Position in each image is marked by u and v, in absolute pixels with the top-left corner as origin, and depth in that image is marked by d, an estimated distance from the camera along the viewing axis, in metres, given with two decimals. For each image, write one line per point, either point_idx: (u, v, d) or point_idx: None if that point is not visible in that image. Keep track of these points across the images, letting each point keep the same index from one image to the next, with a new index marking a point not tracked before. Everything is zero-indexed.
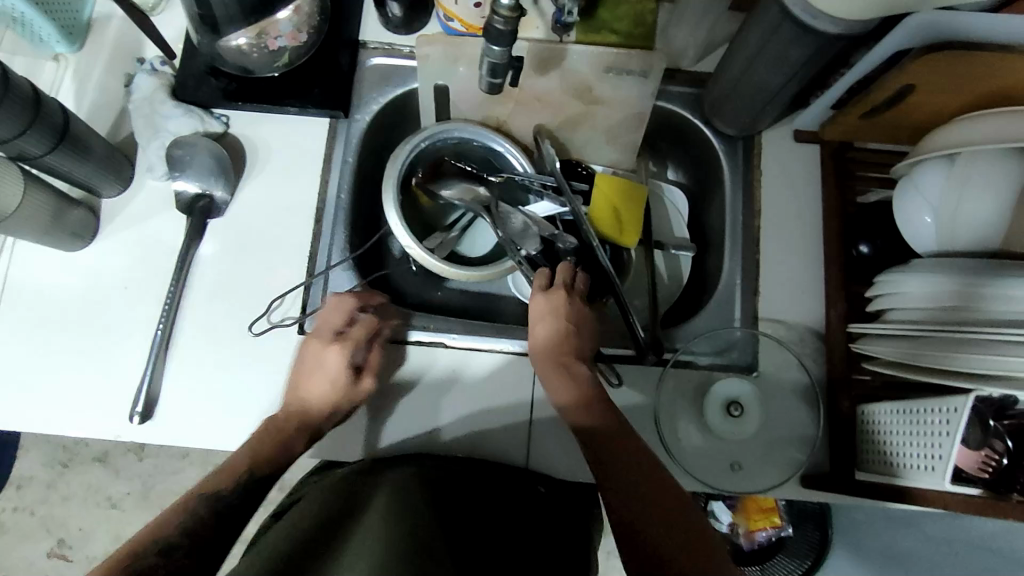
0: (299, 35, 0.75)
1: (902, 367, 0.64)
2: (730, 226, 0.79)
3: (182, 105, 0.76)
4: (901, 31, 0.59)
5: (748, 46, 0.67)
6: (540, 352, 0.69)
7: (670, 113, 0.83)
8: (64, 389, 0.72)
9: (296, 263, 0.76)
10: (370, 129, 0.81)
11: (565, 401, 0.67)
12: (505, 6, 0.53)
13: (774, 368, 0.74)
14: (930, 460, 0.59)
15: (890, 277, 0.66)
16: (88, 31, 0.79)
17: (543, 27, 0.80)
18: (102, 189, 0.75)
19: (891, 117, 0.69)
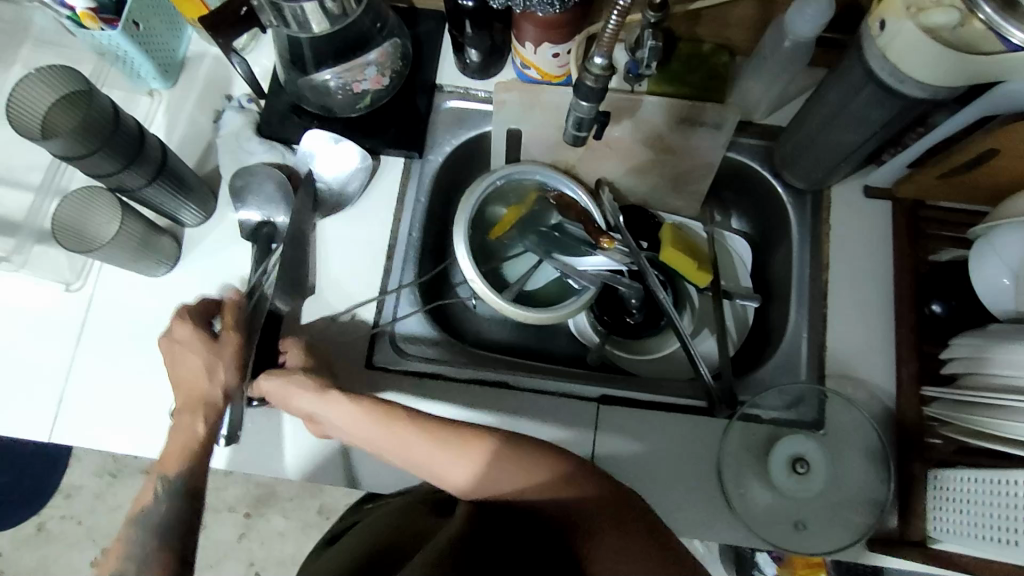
0: (382, 79, 0.78)
1: (980, 434, 0.63)
2: (797, 278, 0.79)
3: (265, 141, 0.80)
4: (990, 98, 0.60)
5: (827, 105, 0.67)
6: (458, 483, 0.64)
7: (739, 165, 0.84)
8: (141, 409, 0.74)
9: (366, 293, 0.78)
10: (442, 169, 0.83)
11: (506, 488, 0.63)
12: (598, 65, 0.54)
13: (841, 427, 0.73)
14: (1011, 533, 0.57)
15: (969, 341, 0.65)
16: (181, 68, 0.84)
17: (616, 76, 0.82)
18: (185, 218, 0.78)
19: (970, 179, 0.69)
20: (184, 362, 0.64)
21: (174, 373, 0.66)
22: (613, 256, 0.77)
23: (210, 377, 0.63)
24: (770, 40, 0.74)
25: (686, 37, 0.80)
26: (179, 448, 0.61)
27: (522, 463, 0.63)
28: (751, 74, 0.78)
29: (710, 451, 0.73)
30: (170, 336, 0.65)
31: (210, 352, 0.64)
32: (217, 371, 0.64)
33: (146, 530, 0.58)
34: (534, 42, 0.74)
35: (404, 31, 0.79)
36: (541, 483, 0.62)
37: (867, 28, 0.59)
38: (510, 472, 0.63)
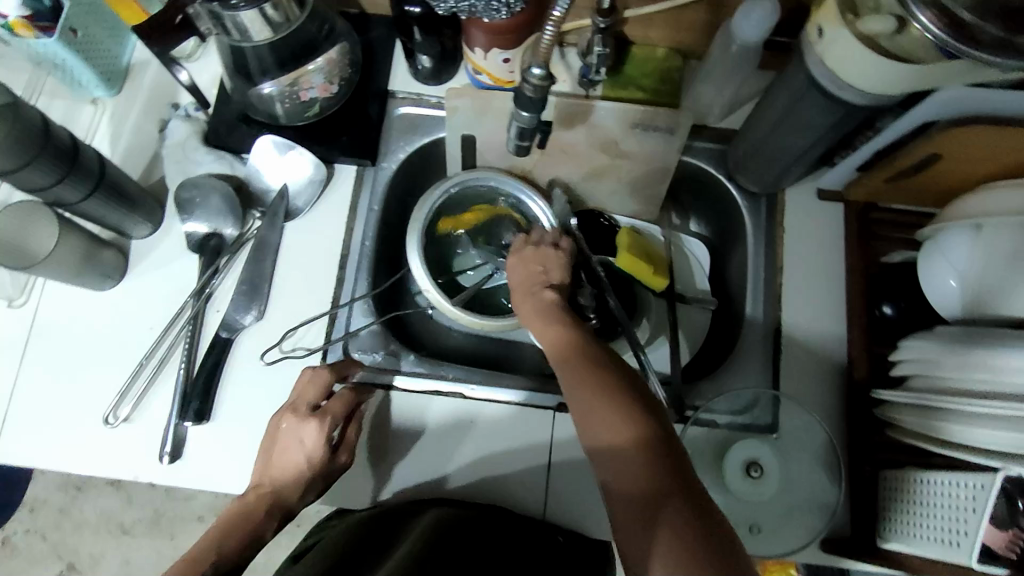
0: (329, 86, 0.77)
1: (925, 436, 0.63)
2: (752, 281, 0.79)
3: (212, 150, 0.78)
4: (929, 103, 0.60)
5: (775, 110, 0.67)
6: (531, 325, 0.64)
7: (695, 169, 0.84)
8: (86, 427, 0.72)
9: (319, 303, 0.77)
10: (395, 177, 0.82)
11: (592, 437, 0.51)
12: (537, 75, 0.53)
13: (794, 430, 0.73)
14: (955, 535, 0.57)
15: (915, 344, 0.66)
16: (126, 76, 0.82)
17: (570, 81, 0.81)
18: (132, 231, 0.76)
19: (917, 182, 0.70)
20: (287, 464, 0.62)
21: (262, 463, 0.63)
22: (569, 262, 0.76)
23: (302, 492, 0.62)
24: (720, 45, 0.74)
25: (638, 41, 0.80)
26: (240, 539, 0.54)
27: (610, 390, 0.52)
28: (703, 78, 0.78)
29: None
30: (300, 431, 0.63)
31: (315, 475, 0.63)
32: (309, 492, 0.63)
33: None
34: (483, 47, 0.73)
35: (353, 37, 0.78)
36: (619, 403, 0.51)
37: (807, 35, 0.59)
38: (608, 409, 0.51)
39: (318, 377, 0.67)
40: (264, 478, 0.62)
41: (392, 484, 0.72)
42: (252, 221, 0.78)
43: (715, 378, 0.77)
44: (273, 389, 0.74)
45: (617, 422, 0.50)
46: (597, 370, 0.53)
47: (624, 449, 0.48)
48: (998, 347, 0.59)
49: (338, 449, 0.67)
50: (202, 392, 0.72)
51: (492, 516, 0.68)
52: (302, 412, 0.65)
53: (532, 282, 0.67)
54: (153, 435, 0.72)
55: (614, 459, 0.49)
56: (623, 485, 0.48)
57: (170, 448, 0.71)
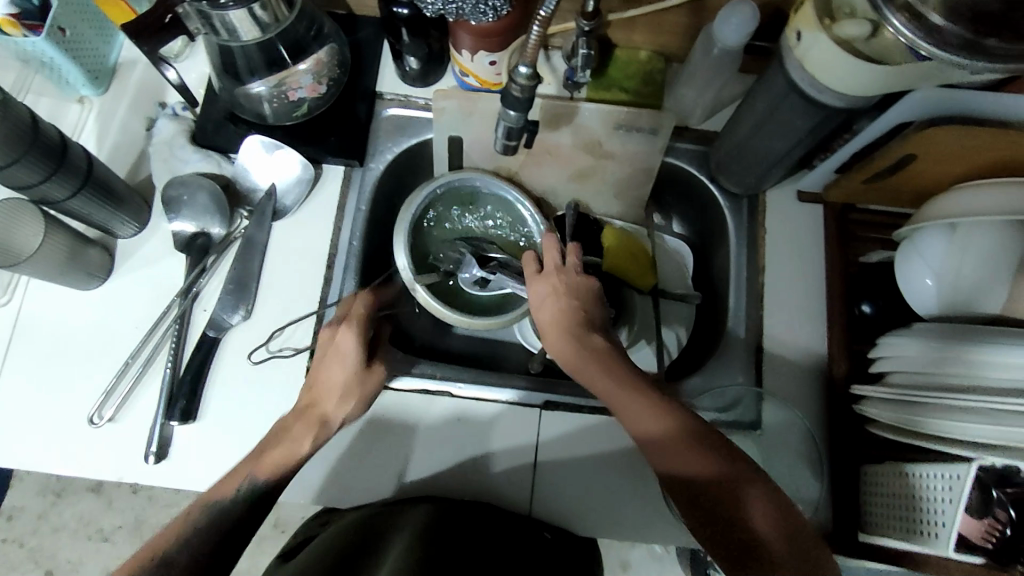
0: (318, 87, 0.78)
1: (904, 430, 0.65)
2: (734, 280, 0.81)
3: (200, 150, 0.78)
4: (904, 105, 0.62)
5: (755, 112, 0.69)
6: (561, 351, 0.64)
7: (678, 170, 0.85)
8: (70, 427, 0.72)
9: (307, 302, 0.77)
10: (382, 178, 0.83)
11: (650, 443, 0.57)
12: (523, 74, 0.55)
13: (776, 427, 0.74)
14: (935, 526, 0.59)
15: (892, 339, 0.67)
16: (112, 75, 0.82)
17: (555, 83, 0.82)
18: (118, 229, 0.76)
19: (894, 183, 0.71)
20: (331, 374, 0.70)
21: (308, 381, 0.70)
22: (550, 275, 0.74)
23: (339, 404, 0.69)
24: (701, 48, 0.75)
25: (622, 45, 0.81)
26: (278, 463, 0.64)
27: (659, 400, 0.58)
28: (685, 81, 0.80)
29: None
30: (336, 339, 0.71)
31: (363, 378, 0.71)
32: (352, 402, 0.69)
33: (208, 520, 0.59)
34: (470, 49, 0.74)
35: (341, 38, 0.79)
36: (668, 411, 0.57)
37: (786, 38, 0.61)
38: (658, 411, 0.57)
39: (360, 301, 0.74)
40: (310, 390, 0.69)
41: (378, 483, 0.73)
42: (239, 220, 0.78)
43: (699, 376, 0.78)
44: (260, 388, 0.74)
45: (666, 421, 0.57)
46: (641, 388, 0.59)
47: (678, 447, 0.56)
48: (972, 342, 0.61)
49: (372, 362, 0.73)
50: (188, 391, 0.72)
51: (478, 510, 0.69)
52: (327, 332, 0.72)
53: (570, 321, 0.64)
54: (138, 434, 0.72)
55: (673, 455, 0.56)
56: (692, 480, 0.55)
57: (156, 447, 0.70)
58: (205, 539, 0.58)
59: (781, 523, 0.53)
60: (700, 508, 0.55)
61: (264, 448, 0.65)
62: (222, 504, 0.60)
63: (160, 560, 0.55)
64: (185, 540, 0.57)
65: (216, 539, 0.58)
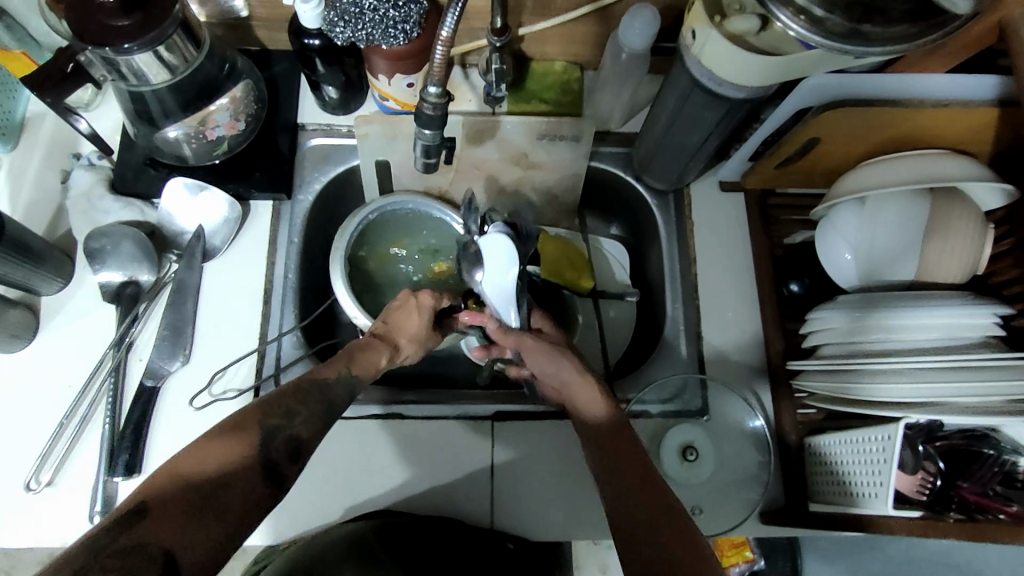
0: (236, 123, 0.77)
1: (839, 399, 0.67)
2: (669, 274, 0.83)
3: (121, 199, 0.77)
4: (801, 93, 0.65)
5: (666, 111, 0.72)
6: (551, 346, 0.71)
7: (604, 173, 0.87)
8: (5, 497, 0.69)
9: (247, 339, 0.76)
10: (312, 209, 0.82)
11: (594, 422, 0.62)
12: (434, 93, 0.56)
13: (722, 411, 0.76)
14: (873, 487, 0.61)
15: (817, 312, 0.70)
16: (20, 131, 0.79)
17: (475, 99, 0.84)
18: (40, 287, 0.74)
19: (804, 166, 0.75)
20: (406, 315, 0.68)
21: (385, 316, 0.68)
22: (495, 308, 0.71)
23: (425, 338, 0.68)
24: (611, 54, 0.78)
25: (536, 57, 0.84)
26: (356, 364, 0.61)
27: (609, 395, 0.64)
28: (601, 86, 0.82)
29: None
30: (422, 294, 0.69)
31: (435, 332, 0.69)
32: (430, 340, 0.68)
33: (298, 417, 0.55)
34: (386, 73, 0.75)
35: (256, 73, 0.79)
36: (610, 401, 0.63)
37: (683, 39, 0.64)
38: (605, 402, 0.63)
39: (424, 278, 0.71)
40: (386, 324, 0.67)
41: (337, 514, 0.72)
42: (168, 265, 0.77)
43: (645, 370, 0.80)
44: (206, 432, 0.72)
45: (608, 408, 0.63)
46: (593, 376, 0.64)
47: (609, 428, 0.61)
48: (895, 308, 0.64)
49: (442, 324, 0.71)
50: (130, 444, 0.70)
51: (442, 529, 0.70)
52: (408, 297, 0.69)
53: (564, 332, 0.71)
54: (79, 495, 0.69)
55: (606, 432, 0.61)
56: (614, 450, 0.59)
57: (101, 506, 0.68)
58: (312, 409, 0.56)
59: (672, 512, 0.53)
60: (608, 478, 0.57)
61: (358, 352, 0.62)
62: (328, 385, 0.58)
63: (271, 464, 0.52)
64: (294, 427, 0.55)
65: (321, 408, 0.57)
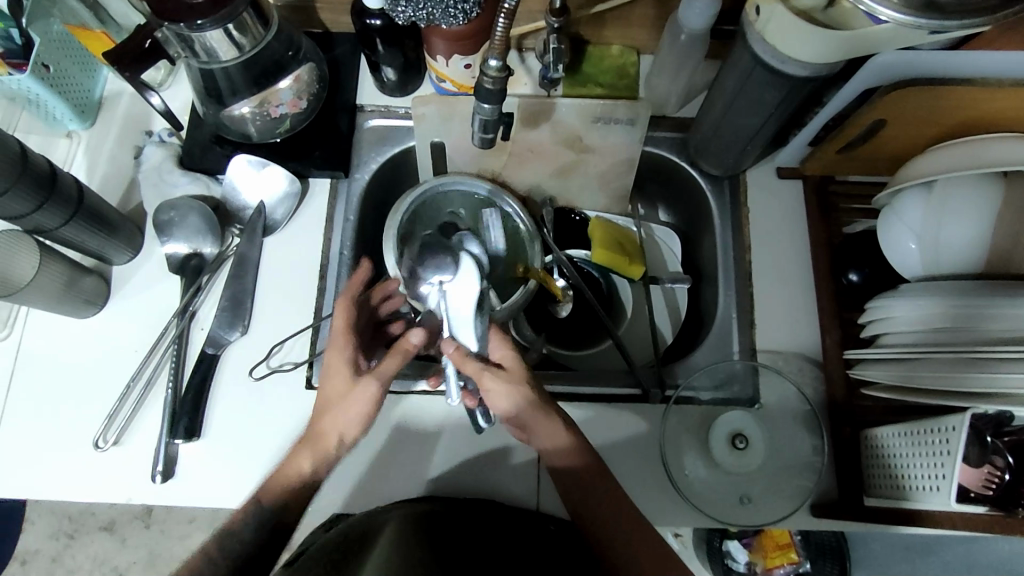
0: (299, 102, 0.79)
1: (902, 390, 0.65)
2: (722, 261, 0.82)
3: (188, 173, 0.80)
4: (868, 72, 0.63)
5: (725, 92, 0.71)
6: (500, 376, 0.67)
7: (659, 159, 0.87)
8: (75, 454, 0.72)
9: (302, 312, 0.78)
10: (370, 185, 0.84)
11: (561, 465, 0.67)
12: (493, 67, 0.56)
13: (775, 400, 0.75)
14: (934, 481, 0.59)
15: (879, 301, 0.68)
16: (98, 109, 0.83)
17: (530, 83, 0.84)
18: (112, 256, 0.77)
19: (868, 151, 0.73)
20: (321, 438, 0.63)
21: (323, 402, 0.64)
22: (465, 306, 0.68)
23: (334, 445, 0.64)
24: (669, 36, 0.77)
25: (593, 41, 0.84)
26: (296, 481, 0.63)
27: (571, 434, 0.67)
28: (658, 70, 0.82)
29: (656, 415, 0.75)
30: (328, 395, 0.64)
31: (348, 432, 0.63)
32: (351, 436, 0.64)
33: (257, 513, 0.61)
34: (444, 55, 0.76)
35: (318, 55, 0.81)
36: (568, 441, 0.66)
37: (746, 15, 0.63)
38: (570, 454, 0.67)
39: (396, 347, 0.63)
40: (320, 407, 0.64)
41: (383, 485, 0.74)
42: (231, 238, 0.80)
43: (694, 356, 0.79)
44: (259, 400, 0.74)
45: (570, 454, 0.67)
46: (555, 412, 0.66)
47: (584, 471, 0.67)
48: (994, 302, 0.61)
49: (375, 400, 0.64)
50: (191, 409, 0.72)
51: (477, 513, 0.70)
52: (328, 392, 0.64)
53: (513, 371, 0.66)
54: (143, 454, 0.72)
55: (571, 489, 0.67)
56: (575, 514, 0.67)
57: (162, 467, 0.71)
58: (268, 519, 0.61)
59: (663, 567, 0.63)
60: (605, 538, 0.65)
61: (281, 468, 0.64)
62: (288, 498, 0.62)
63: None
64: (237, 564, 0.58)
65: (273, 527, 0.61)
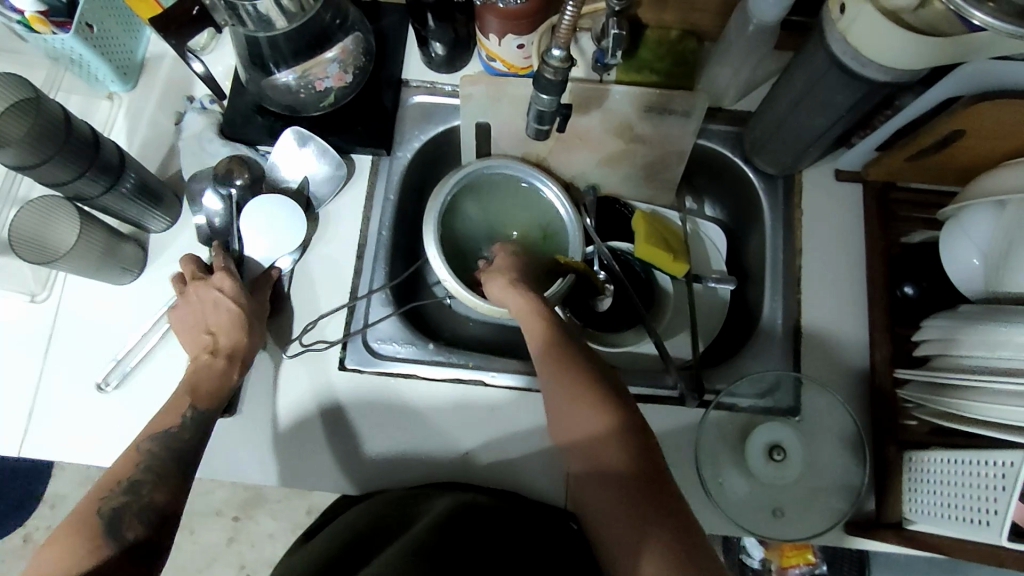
0: (345, 75, 0.76)
1: (958, 418, 0.62)
2: (770, 262, 0.79)
3: (229, 143, 0.78)
4: (954, 78, 0.60)
5: (793, 89, 0.67)
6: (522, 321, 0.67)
7: (711, 153, 0.83)
8: (109, 420, 0.73)
9: (339, 291, 0.77)
10: (410, 166, 0.82)
11: (578, 433, 0.57)
12: (557, 57, 0.54)
13: (815, 412, 0.73)
14: (984, 514, 0.57)
15: (941, 322, 0.65)
16: (140, 70, 0.82)
17: (584, 66, 0.81)
18: (150, 224, 0.76)
19: (939, 160, 0.69)
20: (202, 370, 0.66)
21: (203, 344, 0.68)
22: (366, 321, 0.76)
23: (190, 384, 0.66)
24: (734, 26, 0.73)
25: (653, 25, 0.79)
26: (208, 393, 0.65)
27: (596, 395, 0.57)
28: (720, 60, 0.78)
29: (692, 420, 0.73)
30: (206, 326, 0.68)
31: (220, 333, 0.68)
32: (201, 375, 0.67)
33: (165, 457, 0.61)
34: (497, 33, 0.73)
35: (366, 26, 0.78)
36: (613, 424, 0.56)
37: (827, 12, 0.59)
38: (573, 394, 0.58)
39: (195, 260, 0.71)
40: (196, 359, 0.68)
41: (398, 467, 0.73)
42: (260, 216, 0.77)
43: (734, 361, 0.77)
44: (290, 378, 0.74)
45: (617, 448, 0.55)
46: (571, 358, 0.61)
47: (594, 435, 0.56)
48: (1012, 325, 0.58)
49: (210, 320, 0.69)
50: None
51: (515, 506, 0.68)
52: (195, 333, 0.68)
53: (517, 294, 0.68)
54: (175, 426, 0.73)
55: (607, 488, 0.54)
56: (621, 491, 0.53)
57: None
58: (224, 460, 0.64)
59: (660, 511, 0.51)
60: (601, 491, 0.54)
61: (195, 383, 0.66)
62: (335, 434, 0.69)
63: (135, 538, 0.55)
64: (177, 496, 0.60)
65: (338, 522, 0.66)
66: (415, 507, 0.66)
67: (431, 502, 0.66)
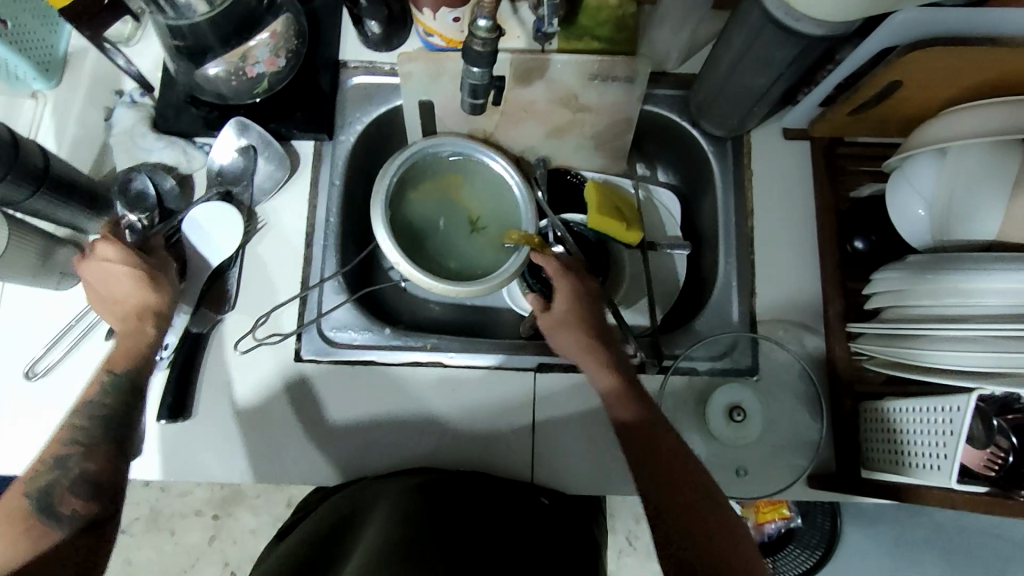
0: (277, 60, 0.74)
1: (908, 367, 0.63)
2: (723, 225, 0.79)
3: (163, 137, 0.76)
4: (886, 29, 0.59)
5: (731, 48, 0.66)
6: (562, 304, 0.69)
7: (660, 118, 0.82)
8: (60, 429, 0.71)
9: (290, 282, 0.75)
10: (355, 149, 0.80)
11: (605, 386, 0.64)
12: (482, 27, 0.53)
13: (774, 371, 0.74)
14: (936, 459, 0.58)
15: (889, 273, 0.65)
16: (64, 66, 0.78)
17: (524, 37, 0.79)
18: (87, 226, 0.74)
19: (880, 111, 0.69)
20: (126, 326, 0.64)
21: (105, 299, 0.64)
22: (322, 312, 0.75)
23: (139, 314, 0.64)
24: None
25: None
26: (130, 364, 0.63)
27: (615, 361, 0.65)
28: None
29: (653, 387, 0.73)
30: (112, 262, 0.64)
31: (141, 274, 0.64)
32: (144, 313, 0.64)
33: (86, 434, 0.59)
34: (431, 7, 0.71)
35: (297, 6, 0.76)
36: (621, 389, 0.62)
37: None
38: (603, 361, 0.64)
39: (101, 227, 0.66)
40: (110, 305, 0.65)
41: (365, 457, 0.72)
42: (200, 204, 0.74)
43: (693, 326, 0.77)
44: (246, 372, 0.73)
45: (628, 405, 0.62)
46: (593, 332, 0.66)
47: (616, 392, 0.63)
48: (957, 270, 0.59)
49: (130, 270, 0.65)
50: (178, 384, 0.70)
51: (469, 479, 0.68)
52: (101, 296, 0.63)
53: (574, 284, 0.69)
54: None
55: (640, 441, 0.59)
56: (659, 488, 0.56)
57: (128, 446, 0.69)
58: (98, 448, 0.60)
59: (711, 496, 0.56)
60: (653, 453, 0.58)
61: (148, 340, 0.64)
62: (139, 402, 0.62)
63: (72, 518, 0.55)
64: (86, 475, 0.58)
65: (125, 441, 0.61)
66: (373, 497, 0.65)
67: (388, 489, 0.65)
